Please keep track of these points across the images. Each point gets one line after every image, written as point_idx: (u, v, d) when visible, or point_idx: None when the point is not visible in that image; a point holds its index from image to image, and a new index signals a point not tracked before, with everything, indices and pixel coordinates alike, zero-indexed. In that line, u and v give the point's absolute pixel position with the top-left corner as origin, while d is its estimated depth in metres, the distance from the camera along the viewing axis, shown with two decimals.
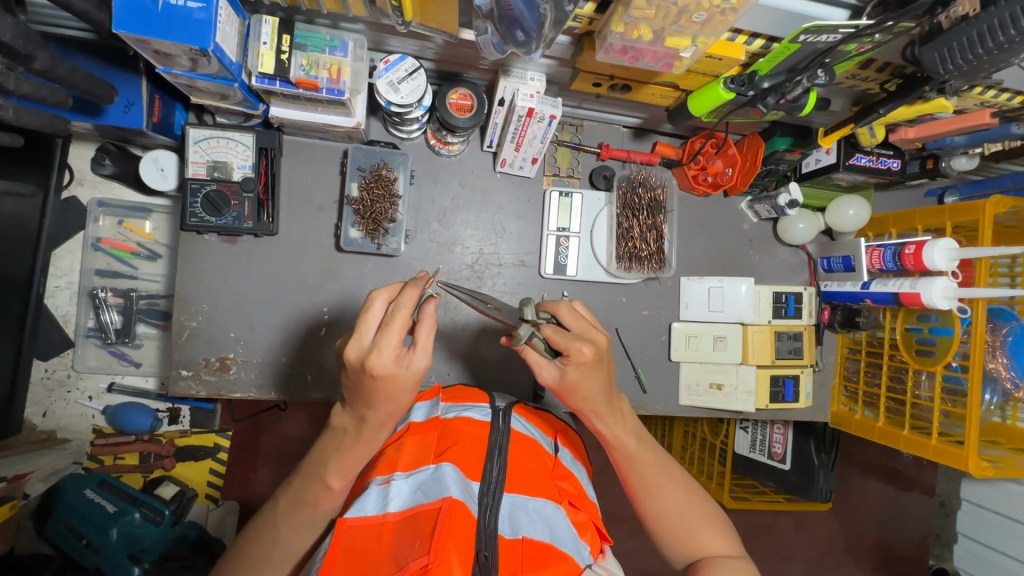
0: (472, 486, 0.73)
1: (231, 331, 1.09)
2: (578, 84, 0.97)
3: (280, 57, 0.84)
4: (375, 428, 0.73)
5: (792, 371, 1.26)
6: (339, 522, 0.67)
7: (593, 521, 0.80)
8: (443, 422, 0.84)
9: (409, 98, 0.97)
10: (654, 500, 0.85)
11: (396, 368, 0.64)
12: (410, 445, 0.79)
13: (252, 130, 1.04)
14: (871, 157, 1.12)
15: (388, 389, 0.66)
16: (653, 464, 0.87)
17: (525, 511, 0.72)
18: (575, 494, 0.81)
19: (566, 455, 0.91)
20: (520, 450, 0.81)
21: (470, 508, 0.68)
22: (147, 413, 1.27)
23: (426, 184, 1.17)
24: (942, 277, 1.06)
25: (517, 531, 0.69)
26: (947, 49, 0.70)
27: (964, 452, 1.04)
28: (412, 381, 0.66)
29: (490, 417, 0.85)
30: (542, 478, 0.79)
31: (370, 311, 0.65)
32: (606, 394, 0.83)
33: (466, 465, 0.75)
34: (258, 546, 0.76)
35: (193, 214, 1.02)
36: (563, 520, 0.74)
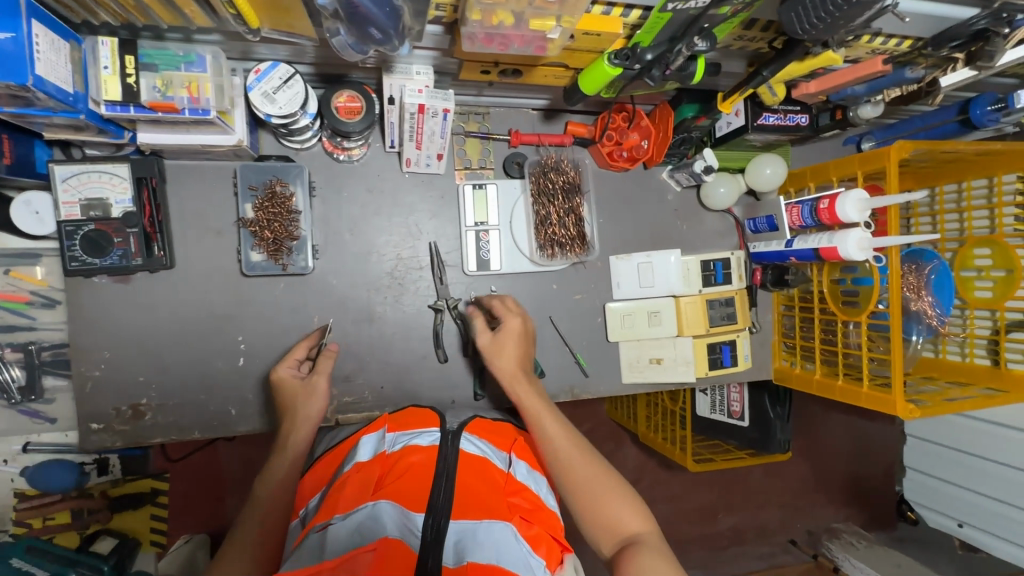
0: (414, 518, 0.71)
1: (140, 375, 1.03)
2: (466, 73, 0.93)
3: (125, 81, 0.77)
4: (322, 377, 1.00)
5: (729, 337, 1.27)
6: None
7: (549, 534, 0.76)
8: (390, 458, 0.80)
9: (288, 108, 0.91)
10: (572, 480, 0.84)
11: (309, 384, 0.98)
12: (349, 483, 0.75)
13: (126, 160, 0.95)
14: (779, 115, 1.11)
15: (290, 391, 0.98)
16: (568, 443, 0.88)
17: (472, 536, 0.68)
18: (528, 509, 0.78)
19: (523, 467, 0.86)
20: (469, 473, 0.78)
21: (409, 545, 0.67)
22: (73, 468, 1.18)
23: (331, 194, 1.11)
24: (856, 229, 1.06)
25: (461, 559, 0.66)
26: (802, 7, 0.68)
27: (891, 396, 1.07)
28: (314, 395, 0.97)
29: (439, 441, 0.82)
30: (491, 497, 0.75)
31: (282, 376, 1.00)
32: (517, 371, 0.99)
33: (408, 498, 0.73)
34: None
35: (74, 258, 0.95)
36: (514, 538, 0.70)
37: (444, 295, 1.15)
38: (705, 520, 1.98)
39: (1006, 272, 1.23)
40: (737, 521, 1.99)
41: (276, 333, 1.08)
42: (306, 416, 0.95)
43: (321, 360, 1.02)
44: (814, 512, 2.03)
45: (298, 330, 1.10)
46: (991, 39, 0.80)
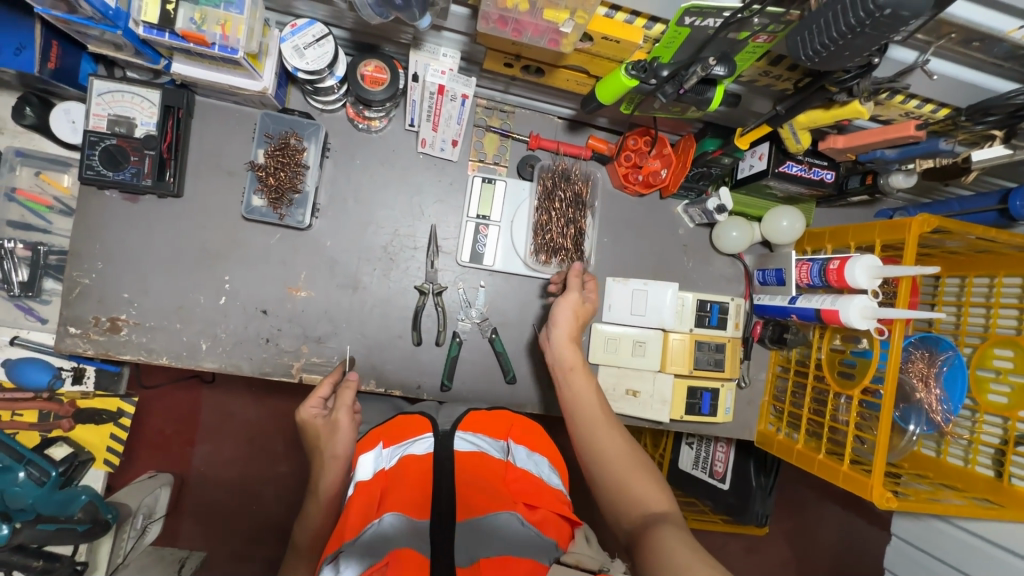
0: (422, 526, 0.70)
1: (124, 292, 1.06)
2: (489, 63, 0.94)
3: (165, 7, 0.81)
4: (345, 413, 0.96)
5: (712, 384, 1.21)
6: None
7: (557, 513, 0.76)
8: (391, 474, 0.78)
9: (315, 65, 0.94)
10: (607, 454, 0.87)
11: (339, 422, 0.95)
12: (354, 505, 0.74)
13: (160, 87, 1.01)
14: (803, 166, 1.08)
15: (321, 431, 0.95)
16: (606, 420, 0.92)
17: (484, 539, 0.68)
18: (534, 493, 0.77)
19: (522, 452, 0.84)
20: (466, 474, 0.76)
21: (422, 551, 0.66)
22: (48, 369, 1.21)
23: (343, 159, 1.13)
24: (862, 295, 1.01)
25: (474, 558, 0.67)
26: (808, 31, 0.66)
27: (869, 480, 0.99)
28: (344, 433, 0.94)
29: (433, 447, 0.79)
30: (495, 492, 0.74)
31: (308, 413, 0.95)
32: (575, 336, 1.01)
33: (411, 505, 0.72)
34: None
35: (90, 166, 0.99)
36: (520, 526, 0.70)
37: (433, 280, 1.15)
38: None
39: None
40: None
41: (262, 281, 1.10)
42: (336, 454, 0.92)
43: (347, 395, 0.98)
44: None
45: (285, 283, 1.11)
46: None
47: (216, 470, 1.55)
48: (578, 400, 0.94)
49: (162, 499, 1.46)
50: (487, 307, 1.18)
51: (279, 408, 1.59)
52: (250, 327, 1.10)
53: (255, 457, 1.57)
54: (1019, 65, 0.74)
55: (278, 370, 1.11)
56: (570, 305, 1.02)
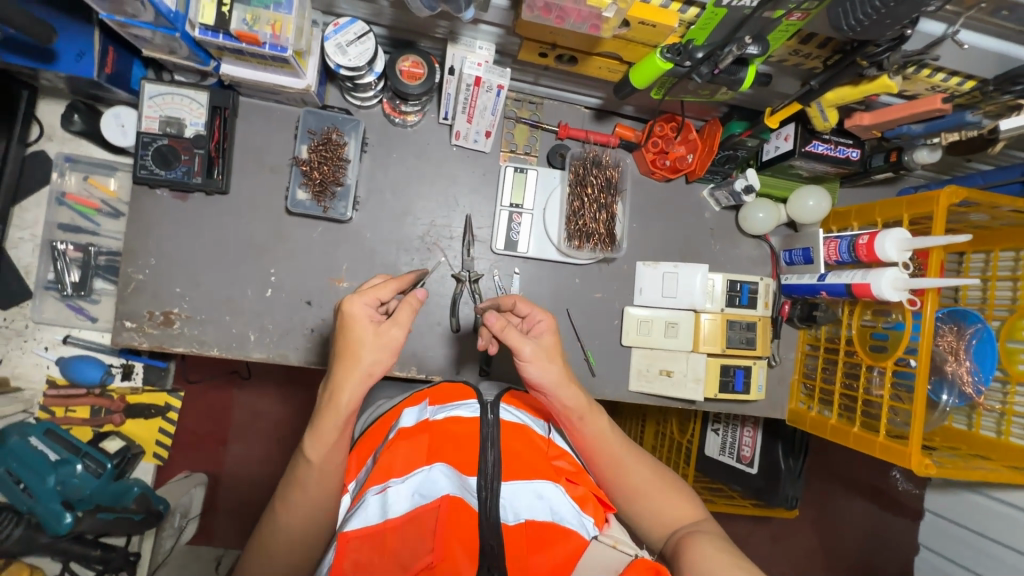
0: (468, 482, 0.76)
1: (176, 287, 1.10)
2: (524, 54, 0.98)
3: (221, 9, 0.85)
4: (399, 325, 0.78)
5: (745, 362, 1.24)
6: (342, 537, 0.68)
7: (595, 493, 0.82)
8: (432, 424, 0.83)
9: (357, 61, 0.98)
10: (632, 483, 0.86)
11: (385, 337, 0.77)
12: (400, 447, 0.78)
13: (207, 88, 1.05)
14: (829, 144, 1.11)
15: (356, 338, 0.76)
16: (626, 446, 0.89)
17: (526, 500, 0.75)
18: (573, 471, 0.84)
19: (559, 435, 0.93)
20: (513, 439, 0.82)
21: (470, 503, 0.73)
22: (100, 366, 1.26)
23: (380, 153, 1.17)
24: (893, 268, 1.03)
25: (519, 516, 0.74)
26: (849, 4, 0.70)
27: (908, 449, 1.01)
28: (384, 350, 0.77)
29: (479, 412, 0.84)
30: (538, 460, 0.81)
31: (351, 313, 0.77)
32: (562, 378, 0.85)
33: (458, 463, 0.78)
34: (263, 553, 0.78)
35: (143, 167, 1.04)
36: (563, 497, 0.77)
37: (470, 268, 1.18)
38: None
39: None
40: None
41: (306, 273, 1.14)
42: (368, 372, 0.76)
43: (405, 311, 0.78)
44: None
45: (328, 275, 1.15)
46: None
47: (247, 469, 1.57)
48: (591, 443, 0.87)
49: (197, 499, 1.48)
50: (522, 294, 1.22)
51: (304, 404, 1.59)
52: (295, 318, 1.13)
53: (284, 454, 1.58)
54: None
55: (324, 359, 1.14)
56: (530, 363, 0.83)
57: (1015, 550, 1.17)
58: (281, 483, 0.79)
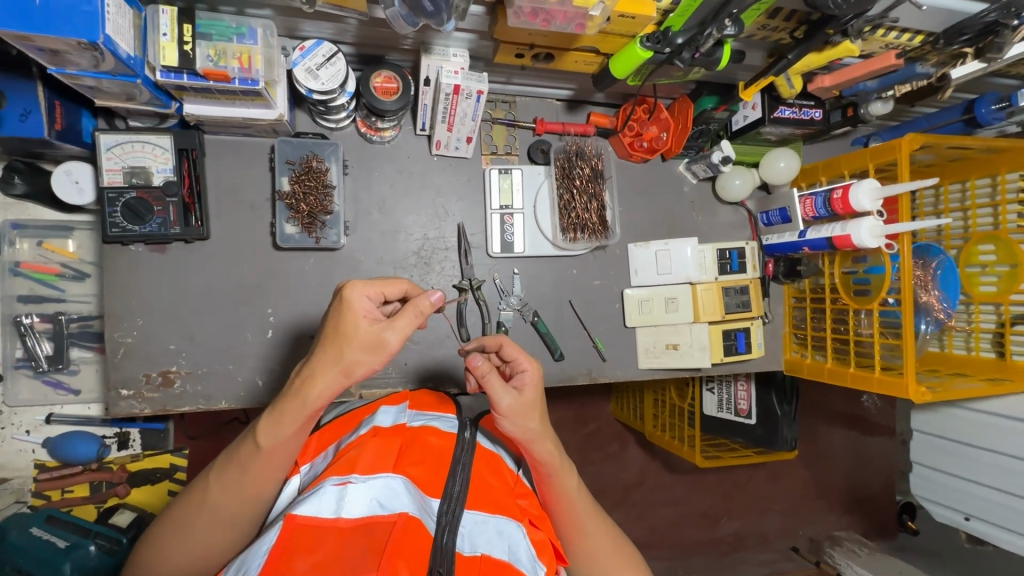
0: (430, 504, 0.76)
1: (170, 344, 1.04)
2: (501, 57, 0.97)
3: (182, 48, 0.80)
4: (397, 329, 0.70)
5: (743, 324, 1.30)
6: (289, 517, 0.67)
7: (552, 542, 0.81)
8: (409, 430, 0.85)
9: (330, 84, 0.95)
10: (588, 552, 0.88)
11: (376, 337, 0.70)
12: (373, 445, 0.79)
13: (169, 132, 0.99)
14: (794, 109, 1.16)
15: (346, 334, 0.69)
16: (594, 518, 0.89)
17: (483, 528, 0.74)
18: (535, 514, 0.83)
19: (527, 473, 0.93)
20: (484, 466, 0.84)
21: (427, 526, 0.71)
22: (93, 440, 1.18)
23: (362, 173, 1.14)
24: (869, 217, 1.10)
25: (476, 548, 0.72)
26: None
27: (903, 380, 1.10)
28: (372, 353, 0.70)
29: (457, 429, 0.87)
30: (503, 495, 0.81)
31: (348, 306, 0.70)
32: (540, 433, 0.82)
33: (422, 481, 0.78)
34: (187, 520, 0.77)
35: (114, 224, 0.97)
36: (524, 538, 0.75)
37: (470, 276, 1.18)
38: (707, 524, 1.99)
39: (1010, 266, 1.27)
40: (738, 526, 2.00)
41: (305, 309, 1.10)
42: (346, 369, 0.70)
43: (409, 312, 0.71)
44: (817, 520, 2.04)
45: (328, 305, 1.11)
46: (999, 31, 0.85)
47: None
48: (563, 499, 0.86)
49: None
50: (524, 293, 1.23)
51: None
52: (303, 354, 1.09)
53: None
54: None
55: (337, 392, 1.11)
56: (508, 417, 0.80)
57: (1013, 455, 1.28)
58: (226, 454, 0.79)
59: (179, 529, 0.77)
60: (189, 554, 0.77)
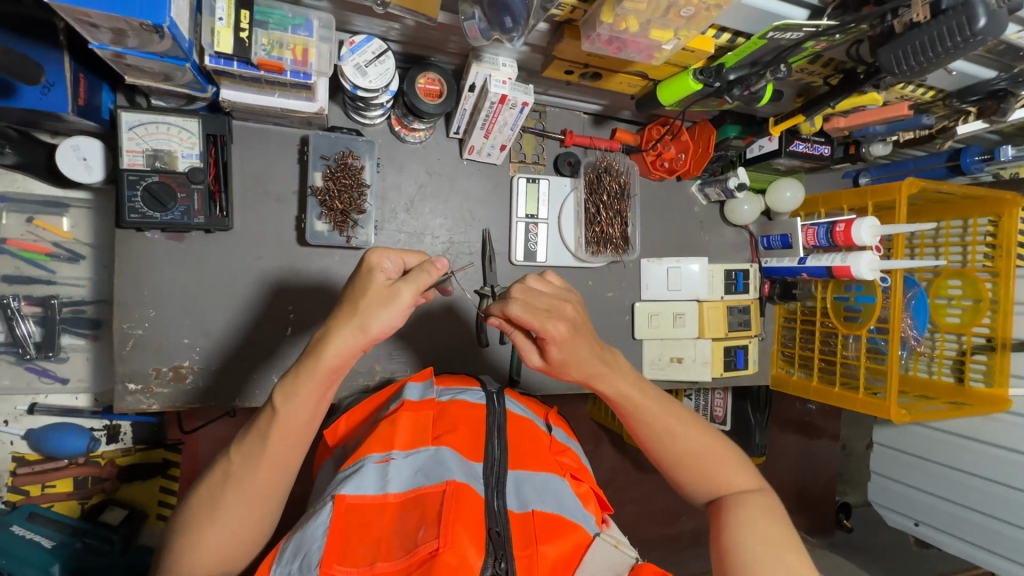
0: (476, 467, 0.72)
1: (184, 337, 1.00)
2: (551, 71, 0.96)
3: (239, 35, 0.76)
4: (411, 289, 0.67)
5: (742, 342, 1.38)
6: (338, 499, 0.64)
7: (595, 491, 0.80)
8: (439, 405, 0.83)
9: (378, 83, 0.92)
10: (676, 450, 0.81)
11: (388, 291, 0.66)
12: (405, 420, 0.76)
13: (197, 115, 0.93)
14: (807, 143, 1.21)
15: (359, 291, 0.67)
16: (668, 409, 0.82)
17: (530, 486, 0.71)
18: (576, 468, 0.81)
19: (561, 433, 0.91)
20: (519, 432, 0.81)
21: (477, 489, 0.67)
22: (82, 434, 1.11)
23: (391, 172, 1.12)
24: (868, 252, 1.19)
25: (526, 506, 0.68)
26: (904, 50, 0.72)
27: (886, 403, 1.20)
28: (389, 310, 0.65)
29: (486, 399, 0.84)
30: (542, 453, 0.78)
31: (368, 268, 0.68)
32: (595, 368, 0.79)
33: (465, 446, 0.75)
34: (209, 507, 0.67)
35: (133, 210, 0.91)
36: (569, 491, 0.73)
37: (492, 283, 1.17)
38: None
39: (975, 301, 1.38)
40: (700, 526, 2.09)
41: (328, 308, 1.07)
42: (360, 325, 0.65)
43: (422, 271, 0.68)
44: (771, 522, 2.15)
45: None
46: (1004, 98, 0.94)
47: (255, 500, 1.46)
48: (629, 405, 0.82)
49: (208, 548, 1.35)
50: None
51: None
52: None
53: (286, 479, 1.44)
54: (998, 56, 0.88)
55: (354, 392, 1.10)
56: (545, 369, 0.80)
57: (1000, 483, 1.43)
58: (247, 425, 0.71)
59: (201, 518, 0.66)
60: (216, 546, 0.66)
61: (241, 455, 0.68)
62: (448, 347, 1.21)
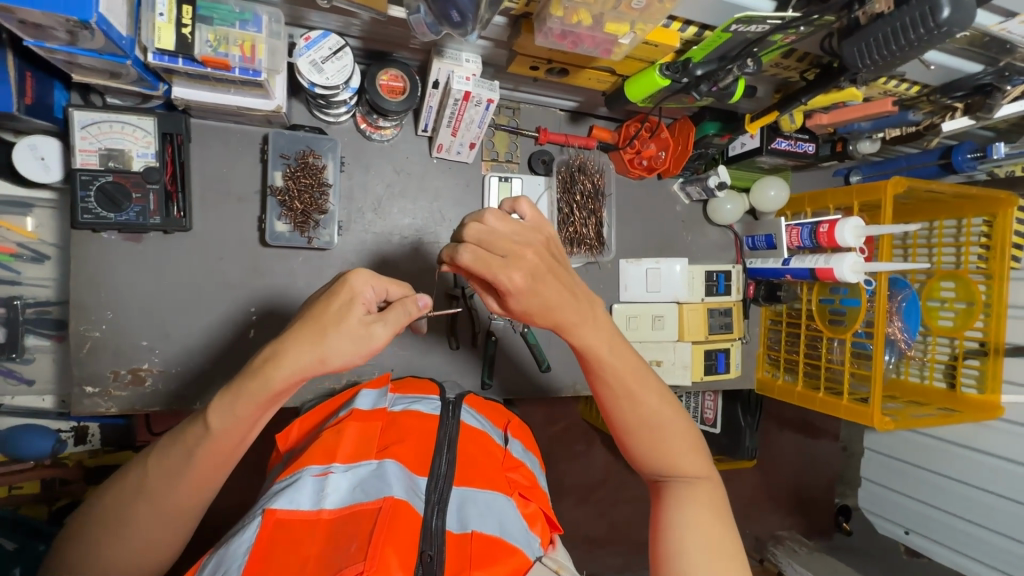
0: (419, 483, 0.70)
1: (143, 340, 0.98)
2: (515, 67, 0.93)
3: (181, 31, 0.74)
4: (389, 331, 0.66)
5: (723, 345, 1.35)
6: (268, 513, 0.63)
7: (544, 511, 0.77)
8: (389, 415, 0.81)
9: (335, 80, 0.89)
10: (632, 419, 0.76)
11: (364, 329, 0.64)
12: (352, 431, 0.75)
13: (151, 113, 0.91)
14: (790, 141, 1.17)
15: (333, 316, 0.64)
16: (637, 377, 0.75)
17: (473, 504, 0.69)
18: (527, 485, 0.79)
19: (517, 446, 0.88)
20: (471, 445, 0.79)
21: (415, 507, 0.65)
22: (48, 435, 1.10)
23: (358, 171, 1.09)
24: (852, 253, 1.15)
25: (465, 526, 0.66)
26: (869, 42, 0.69)
27: (868, 409, 1.16)
28: (360, 348, 0.64)
29: (439, 410, 0.83)
30: (491, 469, 0.76)
31: (346, 291, 0.65)
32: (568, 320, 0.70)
33: (410, 460, 0.73)
34: (118, 516, 0.66)
35: (87, 210, 0.89)
36: (514, 512, 0.71)
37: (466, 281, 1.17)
38: None
39: (968, 304, 1.34)
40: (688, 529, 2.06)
41: (291, 310, 1.05)
42: (321, 357, 0.63)
43: (403, 312, 0.67)
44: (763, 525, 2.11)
45: None
46: (991, 93, 0.90)
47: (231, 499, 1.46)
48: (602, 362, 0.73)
49: None
50: None
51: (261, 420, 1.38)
52: None
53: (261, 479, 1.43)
54: (980, 49, 0.83)
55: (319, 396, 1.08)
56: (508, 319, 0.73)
57: (991, 492, 1.38)
58: (171, 434, 0.68)
59: (110, 526, 0.66)
60: (122, 552, 0.66)
61: (157, 469, 0.66)
62: (418, 350, 1.18)
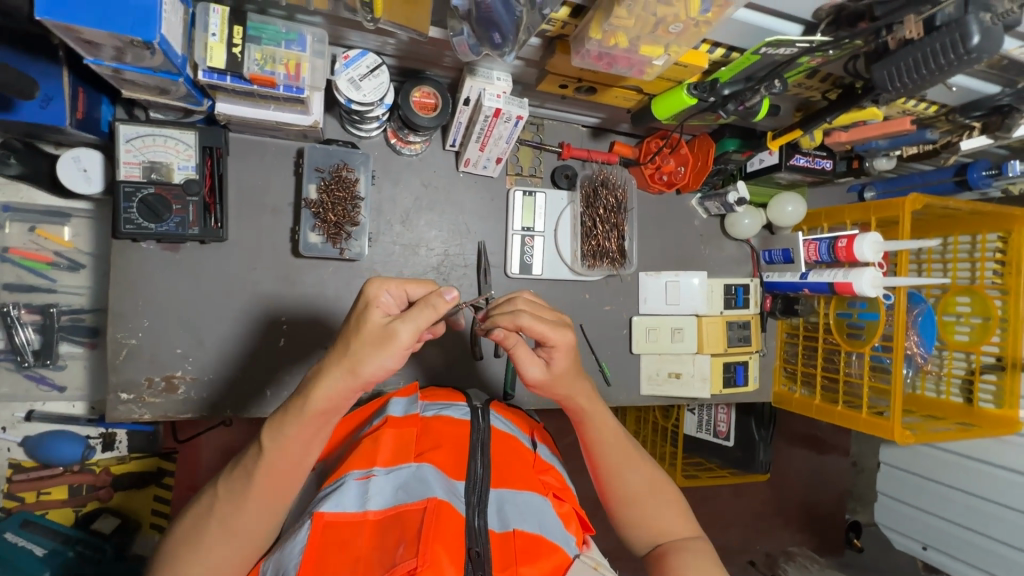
0: (459, 485, 0.72)
1: (177, 348, 1.00)
2: (546, 85, 0.96)
3: (232, 50, 0.78)
4: (407, 329, 0.63)
5: (742, 358, 1.36)
6: (316, 516, 0.64)
7: (577, 511, 0.78)
8: (421, 421, 0.83)
9: (371, 97, 0.92)
10: (622, 486, 0.84)
11: (386, 331, 0.63)
12: (388, 437, 0.76)
13: (194, 127, 0.94)
14: (808, 157, 1.20)
15: (356, 328, 0.65)
16: (625, 449, 0.85)
17: (512, 504, 0.70)
18: (560, 486, 0.80)
19: (545, 450, 0.89)
20: (504, 449, 0.80)
21: (457, 508, 0.66)
22: (78, 442, 1.12)
23: (387, 185, 1.12)
24: (870, 268, 1.17)
25: (507, 524, 0.67)
26: (896, 67, 0.72)
27: (889, 423, 1.16)
28: (384, 351, 0.63)
29: (470, 416, 0.85)
30: (526, 471, 0.77)
31: (370, 303, 0.67)
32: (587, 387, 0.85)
33: (447, 465, 0.74)
34: (186, 539, 0.66)
35: (129, 221, 0.92)
36: (552, 511, 0.72)
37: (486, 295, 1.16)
38: None
39: (983, 319, 1.35)
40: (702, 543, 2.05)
41: (321, 320, 1.07)
42: (352, 366, 0.63)
43: (423, 308, 0.65)
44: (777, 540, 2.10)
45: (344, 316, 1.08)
46: (1009, 113, 0.92)
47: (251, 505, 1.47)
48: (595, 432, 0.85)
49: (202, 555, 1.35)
50: None
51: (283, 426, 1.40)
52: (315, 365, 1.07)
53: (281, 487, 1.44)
54: (1001, 71, 0.86)
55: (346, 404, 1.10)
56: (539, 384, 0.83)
57: (1010, 508, 1.38)
58: (235, 458, 0.70)
59: (178, 551, 0.66)
60: None
61: (226, 491, 0.67)
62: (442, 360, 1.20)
